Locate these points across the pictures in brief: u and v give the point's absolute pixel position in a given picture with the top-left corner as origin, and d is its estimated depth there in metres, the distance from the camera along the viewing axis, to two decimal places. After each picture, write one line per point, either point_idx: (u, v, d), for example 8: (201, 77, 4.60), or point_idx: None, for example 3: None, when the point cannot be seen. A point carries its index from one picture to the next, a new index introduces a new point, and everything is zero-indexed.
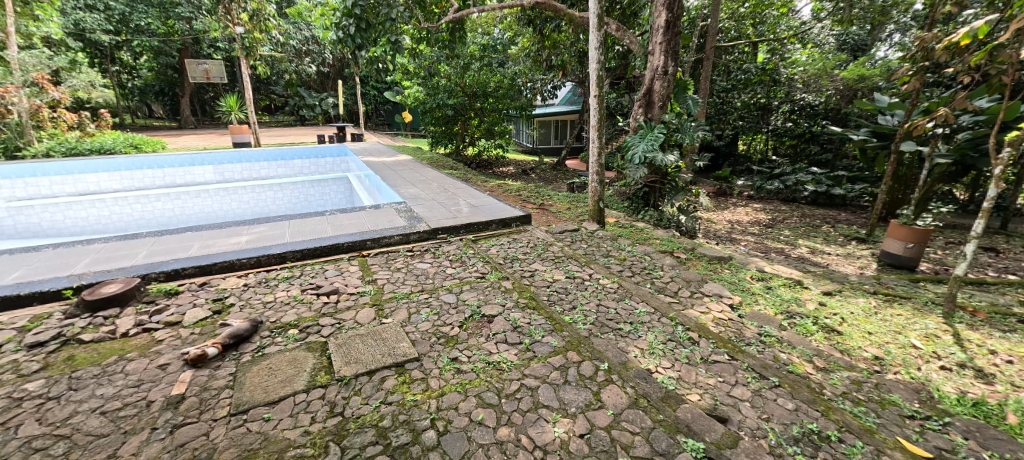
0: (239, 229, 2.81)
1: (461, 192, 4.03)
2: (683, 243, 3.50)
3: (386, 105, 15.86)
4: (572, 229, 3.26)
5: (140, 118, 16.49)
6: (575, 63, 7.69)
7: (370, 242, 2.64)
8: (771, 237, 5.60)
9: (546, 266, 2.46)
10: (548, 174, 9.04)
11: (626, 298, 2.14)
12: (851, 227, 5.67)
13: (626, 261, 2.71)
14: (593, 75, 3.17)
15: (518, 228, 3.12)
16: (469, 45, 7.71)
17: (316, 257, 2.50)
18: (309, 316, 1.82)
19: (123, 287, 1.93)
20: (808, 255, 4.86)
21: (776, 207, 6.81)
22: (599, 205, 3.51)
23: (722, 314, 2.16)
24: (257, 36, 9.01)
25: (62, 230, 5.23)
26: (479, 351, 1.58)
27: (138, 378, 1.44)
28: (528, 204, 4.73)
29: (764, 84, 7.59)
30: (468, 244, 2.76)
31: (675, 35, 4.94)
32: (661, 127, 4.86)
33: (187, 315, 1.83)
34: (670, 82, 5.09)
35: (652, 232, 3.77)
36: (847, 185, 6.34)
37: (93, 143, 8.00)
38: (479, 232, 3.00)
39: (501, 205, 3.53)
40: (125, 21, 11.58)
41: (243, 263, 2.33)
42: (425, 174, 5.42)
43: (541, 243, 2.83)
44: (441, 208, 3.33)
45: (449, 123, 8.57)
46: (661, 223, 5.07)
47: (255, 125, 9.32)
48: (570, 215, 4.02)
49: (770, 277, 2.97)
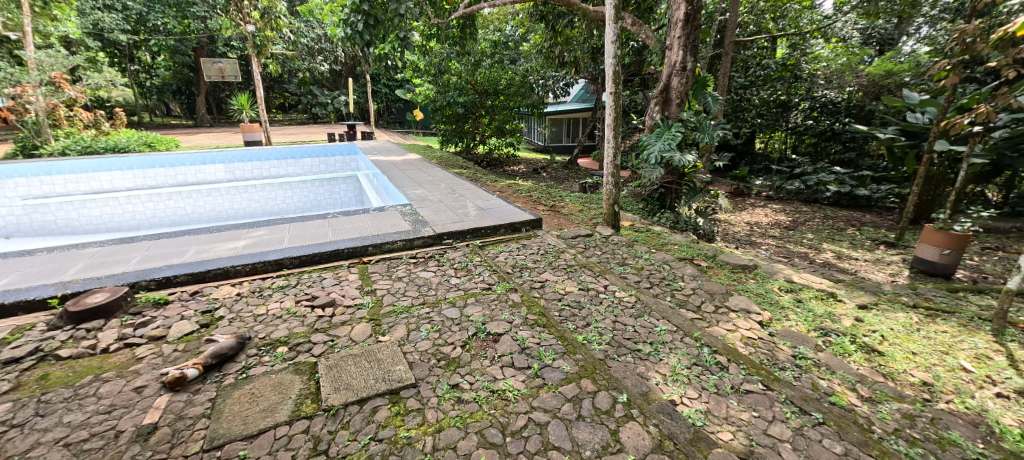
0: (237, 233, 2.71)
1: (469, 194, 3.87)
2: (704, 249, 3.29)
3: (397, 103, 15.81)
4: (585, 234, 3.08)
5: (158, 117, 16.78)
6: (588, 60, 7.50)
7: (371, 248, 2.51)
8: (793, 240, 5.34)
9: (558, 276, 2.29)
10: (560, 173, 8.85)
11: (644, 313, 1.96)
12: (879, 231, 5.36)
13: (643, 270, 2.53)
14: (608, 71, 2.97)
15: (528, 233, 2.96)
16: (481, 42, 7.54)
17: (315, 264, 2.37)
18: (301, 332, 1.69)
19: (110, 297, 1.83)
20: (835, 261, 4.59)
21: (798, 208, 6.52)
22: (614, 208, 3.32)
23: (751, 333, 1.97)
24: (268, 34, 8.99)
25: (76, 228, 5.24)
26: (483, 377, 1.43)
27: (110, 402, 1.32)
28: (539, 205, 4.56)
29: (785, 80, 7.21)
30: (474, 250, 2.61)
31: (694, 29, 4.72)
32: (678, 126, 4.64)
33: (172, 329, 1.71)
34: (688, 79, 4.87)
35: (670, 237, 3.57)
36: (873, 186, 6.01)
37: (108, 141, 8.01)
38: (487, 237, 2.85)
39: (510, 208, 3.36)
40: (142, 21, 11.69)
41: (238, 270, 2.22)
42: (434, 174, 5.29)
43: (553, 250, 2.66)
44: (448, 211, 3.18)
45: (460, 122, 8.44)
46: (677, 225, 4.86)
47: (267, 124, 9.31)
48: (583, 218, 3.85)
49: (799, 288, 2.75)
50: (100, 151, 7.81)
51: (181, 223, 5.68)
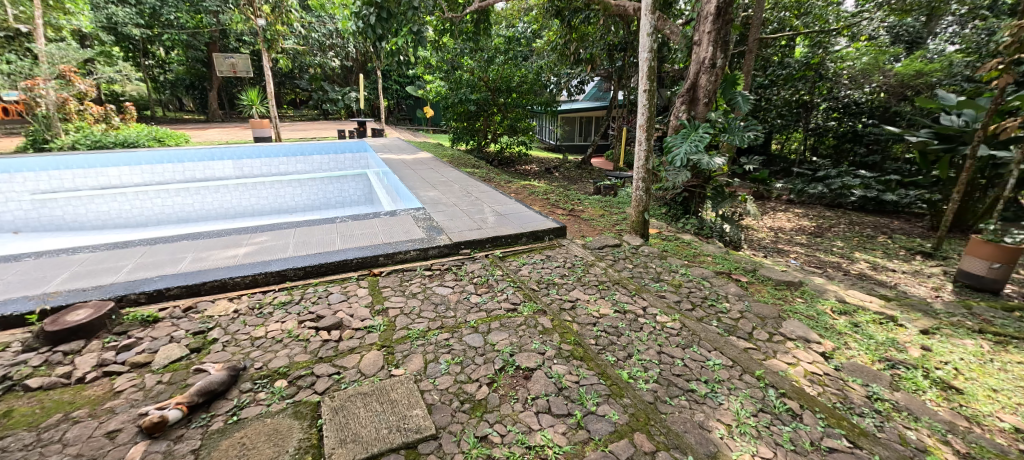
0: (238, 239, 2.51)
1: (486, 197, 3.65)
2: (741, 262, 3.02)
3: (408, 100, 15.64)
4: (613, 243, 2.84)
5: (171, 111, 16.83)
6: (604, 57, 7.28)
7: (382, 258, 2.29)
8: (823, 248, 5.03)
9: (589, 294, 2.05)
10: (573, 173, 8.58)
11: (693, 342, 1.72)
12: (913, 239, 5.03)
13: (681, 287, 2.28)
14: (643, 66, 2.72)
15: (552, 243, 2.72)
16: (494, 37, 7.30)
17: (320, 276, 2.16)
18: (303, 362, 1.47)
19: (92, 315, 1.63)
20: (870, 272, 4.29)
21: (821, 213, 6.20)
22: (643, 216, 3.06)
23: (815, 367, 1.71)
24: (279, 28, 8.82)
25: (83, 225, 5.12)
26: (515, 427, 1.20)
27: (76, 451, 1.11)
28: (557, 209, 4.32)
29: (807, 79, 6.60)
30: (494, 262, 2.38)
31: (726, 24, 4.42)
32: (706, 127, 4.36)
33: (159, 355, 1.51)
34: (717, 77, 4.57)
35: (702, 248, 3.30)
36: (901, 191, 5.65)
37: (117, 136, 7.90)
38: (507, 246, 2.61)
39: (530, 214, 3.12)
40: (154, 14, 11.51)
41: (237, 282, 2.01)
42: (446, 174, 5.08)
43: (581, 263, 2.41)
44: (464, 217, 2.95)
45: (471, 119, 8.21)
46: (701, 231, 4.61)
47: (276, 119, 9.15)
48: (605, 225, 3.63)
49: (852, 309, 2.46)
50: (110, 145, 7.71)
51: (189, 221, 5.52)
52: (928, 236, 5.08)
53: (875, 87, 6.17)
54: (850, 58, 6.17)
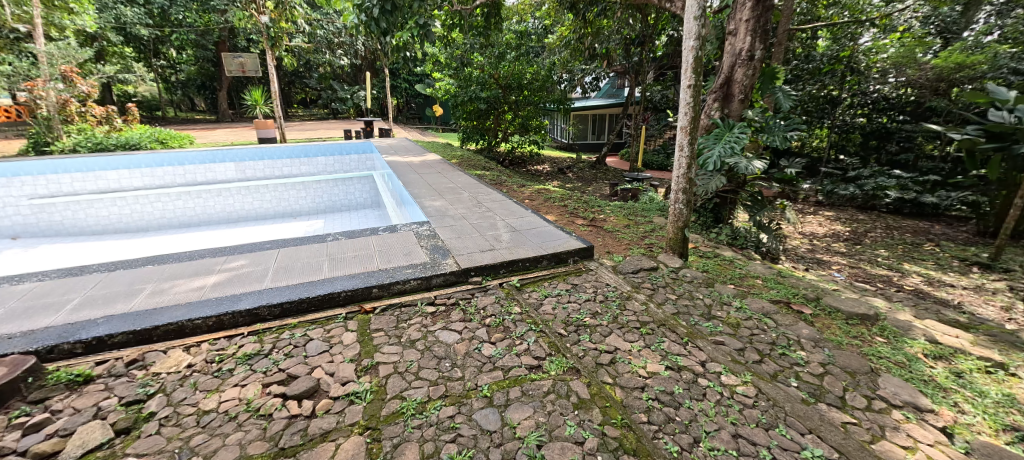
0: (211, 264, 2.14)
1: (499, 208, 3.24)
2: (799, 286, 2.58)
3: (417, 98, 15.36)
4: (649, 266, 2.42)
5: (183, 111, 16.83)
6: (621, 51, 6.87)
7: (376, 290, 1.90)
8: (866, 258, 4.52)
9: (631, 343, 1.63)
10: (587, 173, 8.18)
11: (777, 419, 1.29)
12: (964, 246, 4.50)
13: (740, 328, 1.85)
14: (687, 57, 2.28)
15: (577, 267, 2.30)
16: (505, 33, 6.89)
17: (301, 314, 1.78)
18: (257, 457, 1.09)
19: (2, 379, 1.28)
20: (926, 287, 3.79)
21: (854, 215, 5.66)
22: (683, 233, 2.62)
23: (945, 454, 1.26)
24: (283, 25, 8.49)
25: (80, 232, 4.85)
26: None
27: None
28: (577, 219, 3.92)
29: (836, 73, 6.04)
30: (510, 294, 1.98)
31: (766, 10, 3.91)
32: (742, 127, 3.87)
33: (74, 440, 1.15)
34: (756, 70, 4.05)
35: (750, 268, 2.86)
36: (941, 192, 5.16)
37: (119, 137, 7.65)
38: (524, 272, 2.20)
39: (551, 229, 2.71)
40: (164, 14, 11.37)
41: (197, 324, 1.64)
42: (455, 179, 4.69)
43: (614, 295, 1.99)
44: (475, 234, 2.54)
45: (482, 118, 7.84)
46: (735, 242, 4.16)
47: (282, 119, 8.84)
48: (633, 240, 3.22)
49: (948, 354, 2.00)
50: (111, 148, 7.47)
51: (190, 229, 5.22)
52: (980, 242, 4.53)
53: (900, 80, 5.65)
54: (880, 49, 5.66)
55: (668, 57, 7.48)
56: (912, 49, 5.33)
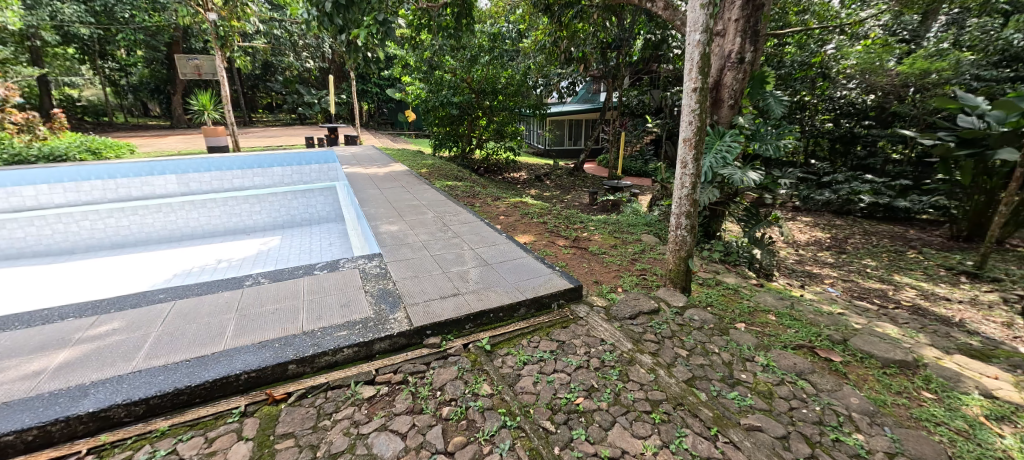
0: (72, 331, 1.58)
1: (468, 232, 2.75)
2: (818, 325, 2.21)
3: (389, 103, 14.75)
4: (649, 308, 1.99)
5: (135, 117, 15.59)
6: (599, 55, 6.47)
7: (293, 366, 1.40)
8: (853, 269, 4.17)
9: (644, 441, 1.19)
10: (566, 181, 7.81)
11: None
12: (946, 253, 4.20)
13: (776, 402, 1.43)
14: (692, 54, 1.88)
15: (562, 315, 1.85)
16: (478, 34, 6.40)
17: (181, 413, 1.26)
18: None
19: None
20: (923, 302, 3.39)
21: (831, 221, 5.43)
22: (686, 265, 2.20)
23: None
24: (234, 24, 7.77)
25: None
26: None
27: None
28: (558, 239, 3.48)
29: (808, 79, 5.70)
30: (478, 361, 1.51)
31: (757, 9, 3.52)
32: (734, 134, 3.51)
33: None
34: (746, 74, 3.63)
35: (758, 300, 2.48)
36: (914, 196, 4.91)
37: (41, 148, 6.68)
38: (496, 326, 1.74)
39: (530, 263, 2.23)
40: (107, 12, 10.35)
41: (7, 442, 1.11)
42: (420, 193, 4.18)
43: (613, 359, 1.55)
44: (438, 273, 2.05)
45: (454, 124, 7.39)
46: (728, 258, 3.80)
47: (234, 126, 8.07)
48: (621, 266, 2.80)
49: (1012, 413, 1.60)
50: (33, 160, 6.51)
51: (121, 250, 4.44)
52: (959, 247, 4.26)
53: (858, 85, 5.55)
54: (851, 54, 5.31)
55: (645, 61, 7.16)
56: (878, 56, 4.96)
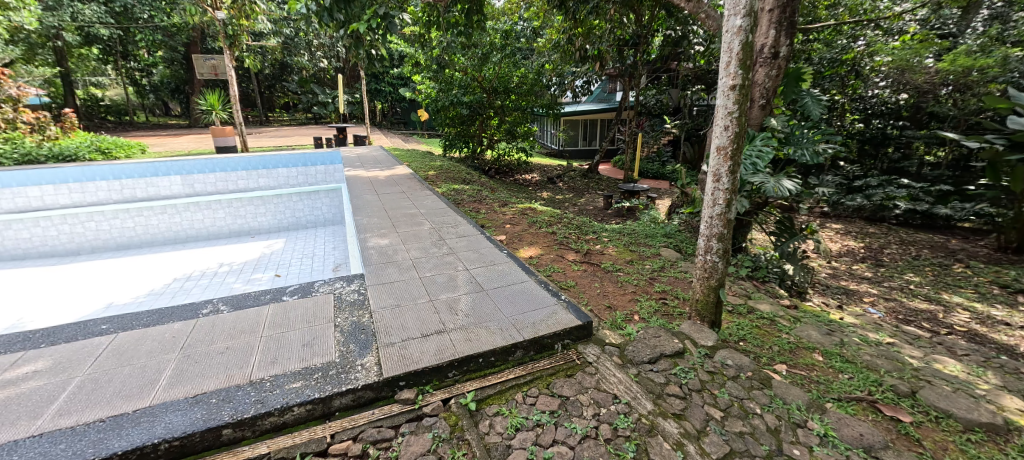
0: None
1: (465, 248, 2.46)
2: (878, 369, 1.83)
3: (402, 102, 14.60)
4: (672, 349, 1.65)
5: (157, 116, 15.80)
6: (616, 51, 6.09)
7: (229, 430, 1.13)
8: (894, 284, 3.69)
9: None
10: (579, 183, 7.47)
11: None
12: (1000, 267, 3.71)
13: None
14: (730, 43, 1.56)
15: (567, 360, 1.54)
16: (490, 31, 6.08)
17: None
18: None
19: None
20: (982, 327, 2.93)
21: (865, 228, 4.85)
22: (716, 294, 1.86)
23: None
24: (244, 23, 7.62)
25: None
26: None
27: None
28: (568, 252, 3.16)
29: (837, 78, 5.18)
30: (459, 427, 1.21)
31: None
32: (766, 137, 3.10)
33: None
34: (779, 71, 3.17)
35: (801, 334, 2.11)
36: (954, 202, 4.46)
37: (51, 148, 6.62)
38: (485, 374, 1.44)
39: (533, 290, 1.91)
40: (126, 13, 10.38)
41: None
42: (420, 200, 3.92)
43: (628, 427, 1.23)
44: (423, 303, 1.76)
45: (465, 124, 7.13)
46: (756, 274, 3.40)
47: (242, 125, 7.94)
48: (637, 287, 2.46)
49: None
50: (43, 159, 6.47)
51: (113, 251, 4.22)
52: (1012, 260, 3.78)
53: (891, 83, 5.01)
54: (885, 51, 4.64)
55: (664, 59, 6.70)
56: (915, 53, 4.43)
